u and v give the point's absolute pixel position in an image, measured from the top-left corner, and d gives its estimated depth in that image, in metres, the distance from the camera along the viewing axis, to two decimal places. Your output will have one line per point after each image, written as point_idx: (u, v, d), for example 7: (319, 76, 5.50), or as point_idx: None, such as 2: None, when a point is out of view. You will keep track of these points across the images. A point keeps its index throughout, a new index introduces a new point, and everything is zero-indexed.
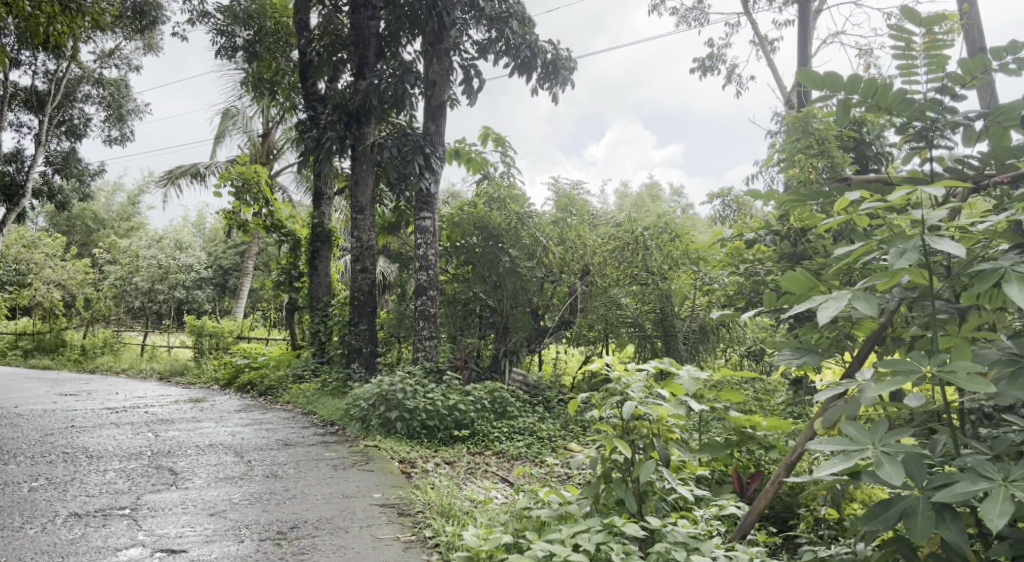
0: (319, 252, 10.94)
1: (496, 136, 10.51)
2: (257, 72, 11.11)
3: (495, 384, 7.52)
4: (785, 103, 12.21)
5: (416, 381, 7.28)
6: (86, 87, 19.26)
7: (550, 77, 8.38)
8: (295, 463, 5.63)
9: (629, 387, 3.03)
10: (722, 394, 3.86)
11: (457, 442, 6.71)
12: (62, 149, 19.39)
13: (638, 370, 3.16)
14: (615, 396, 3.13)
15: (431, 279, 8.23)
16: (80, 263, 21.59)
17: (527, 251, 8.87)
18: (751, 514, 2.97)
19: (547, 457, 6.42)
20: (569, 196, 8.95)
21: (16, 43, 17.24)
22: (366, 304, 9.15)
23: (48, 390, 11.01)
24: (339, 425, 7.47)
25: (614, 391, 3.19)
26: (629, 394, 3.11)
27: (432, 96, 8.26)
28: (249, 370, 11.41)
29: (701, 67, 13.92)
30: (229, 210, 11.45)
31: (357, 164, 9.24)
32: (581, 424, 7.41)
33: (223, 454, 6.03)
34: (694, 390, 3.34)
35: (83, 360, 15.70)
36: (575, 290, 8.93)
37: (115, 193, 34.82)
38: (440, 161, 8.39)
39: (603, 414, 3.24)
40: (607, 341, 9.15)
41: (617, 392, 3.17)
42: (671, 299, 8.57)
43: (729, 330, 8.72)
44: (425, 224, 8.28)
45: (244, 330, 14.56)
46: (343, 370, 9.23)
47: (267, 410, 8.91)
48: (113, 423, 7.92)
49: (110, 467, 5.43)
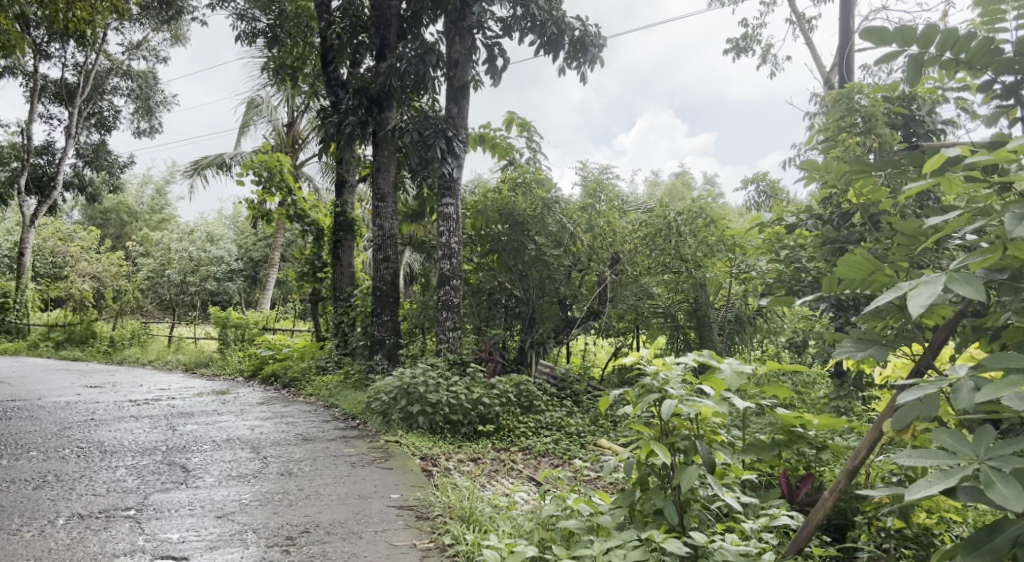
0: (342, 241, 10.73)
1: (520, 121, 10.17)
2: (279, 58, 10.91)
3: (520, 377, 7.21)
4: (824, 83, 11.66)
5: (439, 373, 7.01)
6: (115, 80, 19.25)
7: (578, 55, 8.01)
8: (312, 460, 5.39)
9: (669, 384, 2.69)
10: (768, 390, 3.51)
11: (481, 438, 6.45)
12: (92, 142, 19.52)
13: (677, 365, 2.83)
14: (651, 393, 2.79)
15: (454, 268, 7.94)
16: (112, 255, 21.78)
17: (554, 238, 8.51)
18: (808, 526, 2.62)
19: (575, 454, 6.11)
20: (598, 181, 8.58)
21: (45, 36, 17.34)
22: (390, 295, 8.92)
23: (75, 382, 11.00)
24: (361, 419, 7.23)
25: (650, 388, 2.85)
26: (667, 391, 2.77)
27: (453, 77, 7.95)
28: (273, 362, 11.27)
29: (735, 48, 13.37)
30: (253, 200, 11.31)
31: (378, 149, 8.96)
32: (611, 419, 7.08)
33: (239, 449, 5.83)
34: (740, 385, 3.00)
35: (112, 352, 15.75)
36: (604, 279, 8.58)
37: (146, 186, 35.16)
38: (463, 146, 8.08)
39: (636, 413, 2.91)
40: (638, 332, 8.80)
41: (653, 390, 2.83)
42: (705, 288, 8.19)
43: (767, 321, 8.32)
44: (448, 210, 7.99)
45: (269, 322, 14.47)
46: (366, 362, 9.00)
47: (289, 403, 8.72)
48: (133, 416, 7.78)
49: (121, 463, 5.26)
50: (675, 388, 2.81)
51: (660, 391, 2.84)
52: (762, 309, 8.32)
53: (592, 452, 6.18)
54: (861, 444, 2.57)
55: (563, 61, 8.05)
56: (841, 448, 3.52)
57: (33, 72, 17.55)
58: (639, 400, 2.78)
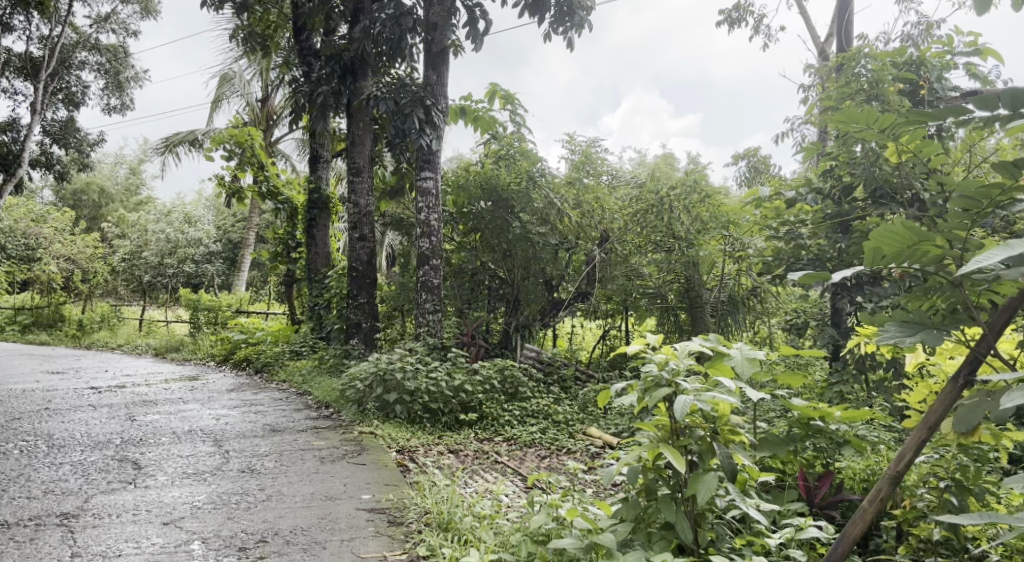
0: (317, 220, 10.23)
1: (504, 93, 9.67)
2: (249, 25, 10.29)
3: (505, 362, 6.80)
4: (819, 55, 11.25)
5: (418, 359, 6.56)
6: (83, 53, 18.43)
7: (565, 19, 7.51)
8: (278, 455, 4.93)
9: (684, 379, 2.31)
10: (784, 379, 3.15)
11: (463, 427, 6.06)
12: (59, 118, 18.71)
13: (691, 355, 2.45)
14: (660, 388, 2.40)
15: (434, 246, 7.48)
16: (85, 236, 21.06)
17: (540, 215, 8.05)
18: (844, 543, 2.23)
19: (564, 444, 5.75)
20: (586, 154, 8.12)
21: (7, 6, 16.50)
22: (366, 276, 8.46)
23: (36, 367, 10.45)
24: (334, 408, 6.78)
25: (658, 381, 2.45)
26: (681, 385, 2.38)
27: (432, 41, 7.42)
28: (246, 347, 10.79)
29: (727, 20, 12.89)
30: (222, 176, 10.75)
31: (351, 121, 8.44)
32: (600, 406, 6.71)
33: (200, 443, 5.35)
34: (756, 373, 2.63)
35: (80, 335, 15.12)
36: (593, 258, 8.15)
37: (120, 166, 34.14)
38: (443, 116, 7.58)
39: (639, 409, 2.52)
40: (626, 313, 8.41)
41: (662, 382, 2.44)
42: (698, 266, 7.82)
43: (761, 301, 7.98)
44: (426, 185, 7.51)
45: (243, 304, 13.94)
46: (342, 346, 8.55)
47: (261, 390, 8.28)
48: (92, 405, 7.26)
49: (65, 460, 4.77)
50: (689, 382, 2.43)
51: (670, 382, 2.45)
52: (755, 289, 7.97)
53: (581, 442, 5.82)
54: (907, 446, 2.18)
55: (549, 26, 7.56)
56: (864, 443, 3.17)
57: None
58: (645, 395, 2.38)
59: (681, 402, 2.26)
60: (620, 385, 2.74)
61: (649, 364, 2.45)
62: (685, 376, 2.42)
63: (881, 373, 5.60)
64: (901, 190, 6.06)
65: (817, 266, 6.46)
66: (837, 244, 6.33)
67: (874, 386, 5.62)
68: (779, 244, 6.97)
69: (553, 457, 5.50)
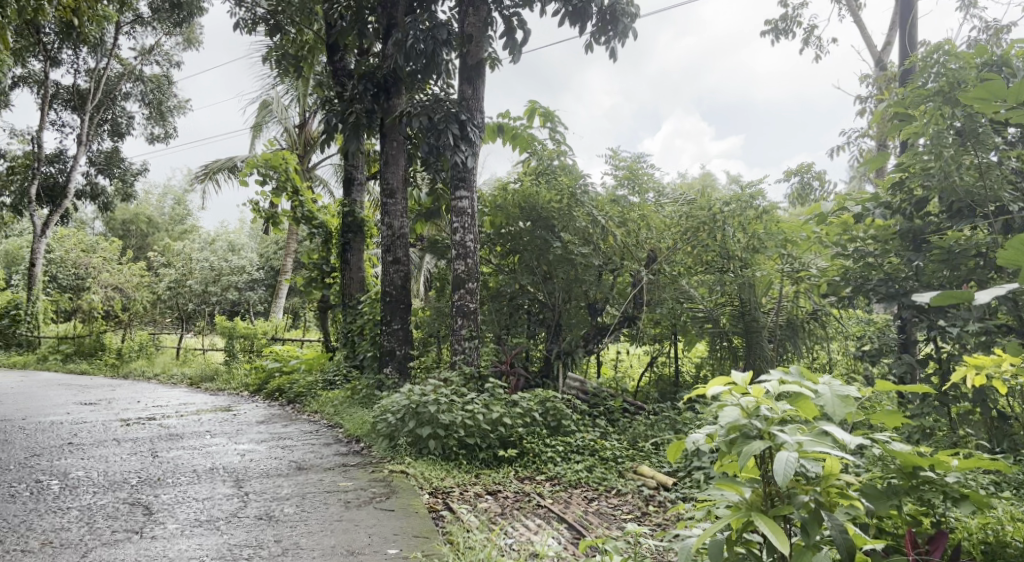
0: (350, 244, 9.96)
1: (543, 110, 9.27)
2: (282, 47, 10.16)
3: (546, 393, 6.33)
4: (876, 64, 10.65)
5: (453, 390, 6.10)
6: (128, 85, 18.73)
7: (608, 27, 7.10)
8: (301, 498, 4.51)
9: (782, 435, 2.13)
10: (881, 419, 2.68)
11: (503, 465, 5.59)
12: (104, 150, 19.01)
13: (787, 404, 2.26)
14: (750, 441, 2.22)
15: (470, 269, 7.07)
16: (132, 265, 21.38)
17: (582, 234, 7.53)
18: None
19: (613, 485, 5.25)
20: (632, 170, 7.64)
21: (57, 40, 16.90)
22: (400, 301, 8.08)
23: (70, 398, 10.31)
24: (365, 442, 6.39)
25: (748, 431, 2.26)
26: (777, 438, 2.19)
27: (468, 54, 7.07)
28: (280, 376, 10.52)
29: (774, 31, 12.34)
30: (257, 201, 10.60)
31: (385, 139, 8.14)
32: (651, 441, 6.17)
33: (219, 483, 4.96)
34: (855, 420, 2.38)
35: (119, 364, 15.11)
36: (639, 279, 7.62)
37: (166, 197, 34.79)
38: (479, 131, 7.19)
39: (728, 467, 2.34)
40: (675, 338, 7.88)
41: (752, 432, 2.26)
42: (753, 288, 7.30)
43: (822, 325, 7.41)
44: (462, 205, 7.13)
45: (279, 331, 13.72)
46: (375, 374, 8.17)
47: (291, 422, 7.93)
48: (116, 439, 6.97)
49: (73, 504, 4.42)
50: (784, 431, 2.24)
51: (761, 431, 2.27)
52: (816, 312, 7.37)
53: (632, 482, 5.30)
54: None
55: (591, 35, 7.15)
56: (987, 498, 2.64)
57: (44, 78, 17.10)
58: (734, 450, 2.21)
59: (782, 463, 2.09)
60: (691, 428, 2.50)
61: (736, 411, 2.25)
62: (779, 425, 2.24)
63: (968, 404, 4.98)
64: (985, 201, 5.47)
65: (890, 287, 5.85)
66: (913, 262, 5.74)
67: (961, 421, 5.00)
68: (846, 263, 6.37)
69: (601, 499, 5.00)
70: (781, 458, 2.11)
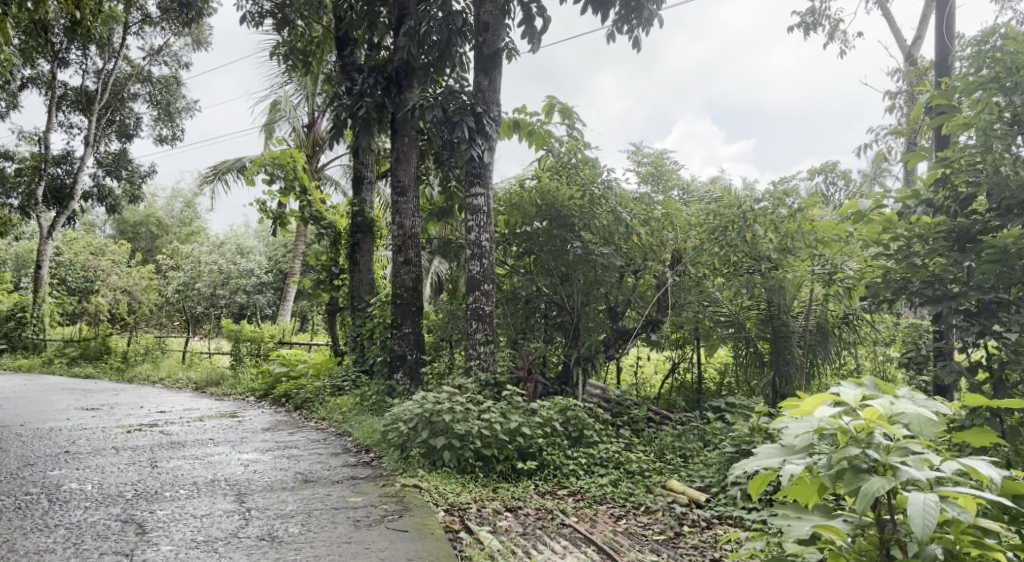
0: (360, 245, 9.65)
1: (562, 107, 8.93)
2: (291, 41, 9.87)
3: (566, 402, 5.96)
4: (906, 59, 10.28)
5: (468, 398, 5.73)
6: (136, 85, 18.49)
7: (631, 16, 6.77)
8: (306, 516, 4.16)
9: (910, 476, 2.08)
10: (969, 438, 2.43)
11: (522, 478, 5.23)
12: (112, 151, 18.78)
13: (904, 432, 2.21)
14: (865, 475, 2.19)
15: (485, 270, 6.73)
16: (141, 267, 21.16)
17: (603, 233, 7.13)
18: None
19: (641, 501, 4.90)
20: (656, 166, 7.26)
21: (64, 40, 16.68)
22: (411, 303, 7.75)
23: (71, 403, 10.03)
24: (375, 452, 6.05)
25: (860, 463, 2.23)
26: (900, 475, 2.15)
27: (484, 44, 6.72)
28: (287, 380, 10.21)
29: (801, 26, 11.98)
30: (264, 201, 10.30)
31: (396, 135, 7.82)
32: (680, 453, 5.79)
33: (219, 498, 4.61)
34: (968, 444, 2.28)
35: (124, 368, 14.84)
36: (664, 281, 7.27)
37: (176, 199, 34.53)
38: (495, 125, 6.83)
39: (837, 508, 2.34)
40: (698, 343, 7.51)
41: (865, 464, 2.23)
42: (782, 291, 6.98)
43: (853, 330, 7.12)
44: (477, 202, 6.79)
45: (286, 334, 13.40)
46: (386, 380, 7.85)
47: (298, 429, 7.61)
48: (114, 447, 6.64)
49: (60, 520, 4.09)
50: (906, 465, 2.19)
51: (875, 463, 2.24)
52: (848, 316, 7.06)
53: (661, 498, 4.94)
54: None
55: (614, 24, 6.82)
56: None
57: (51, 79, 16.89)
58: (849, 485, 2.18)
59: (917, 506, 2.03)
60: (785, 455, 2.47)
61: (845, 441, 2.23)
62: (897, 456, 2.20)
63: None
64: None
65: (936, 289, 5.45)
66: (961, 263, 5.36)
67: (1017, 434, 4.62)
68: (887, 264, 5.97)
69: (629, 518, 4.65)
70: (917, 502, 2.06)
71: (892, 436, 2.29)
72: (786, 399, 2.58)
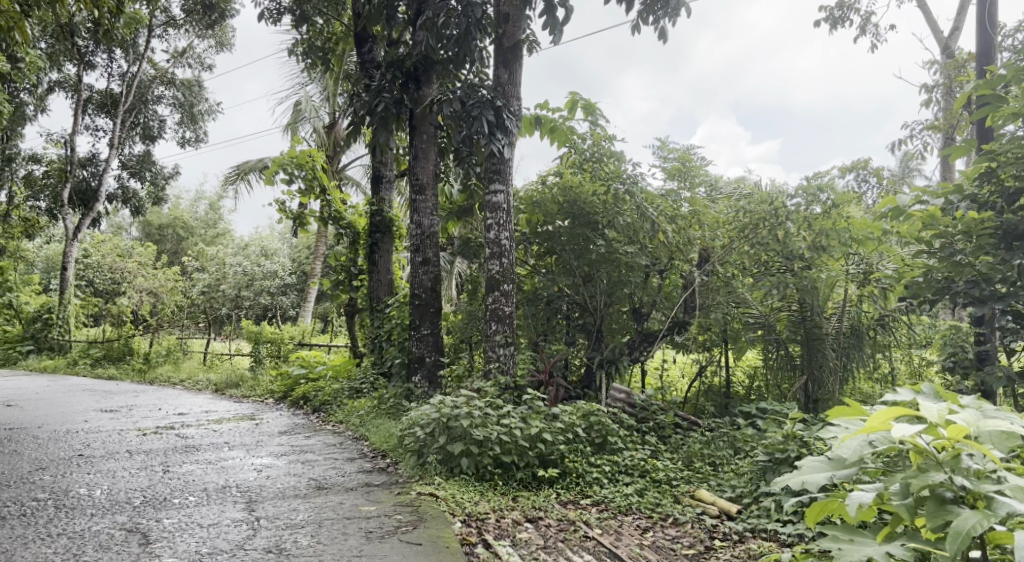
0: (379, 245, 9.49)
1: (585, 103, 8.69)
2: (309, 38, 9.75)
3: (589, 407, 5.72)
4: (943, 51, 9.89)
5: (487, 402, 5.51)
6: (159, 88, 18.55)
7: (657, 7, 6.53)
8: (317, 527, 3.98)
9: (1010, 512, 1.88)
10: None
11: (543, 487, 5.00)
12: (136, 153, 18.88)
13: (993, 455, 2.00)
14: (952, 507, 1.98)
15: (506, 270, 6.51)
16: (165, 269, 21.28)
17: (628, 231, 6.89)
18: None
19: (668, 512, 4.65)
20: (682, 162, 6.98)
21: (90, 44, 16.78)
22: (430, 304, 7.55)
23: (91, 404, 10.00)
24: (392, 458, 5.86)
25: (944, 492, 2.03)
26: (993, 508, 1.94)
27: (504, 35, 6.51)
28: (306, 382, 10.08)
29: (830, 19, 11.61)
30: (283, 201, 10.19)
31: (414, 132, 7.64)
32: (708, 461, 5.53)
33: (229, 506, 4.45)
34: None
35: (146, 369, 14.86)
36: (691, 281, 7.01)
37: (200, 201, 34.78)
38: (515, 119, 6.62)
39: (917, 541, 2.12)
40: (726, 346, 7.23)
41: (949, 493, 2.02)
42: (816, 291, 6.67)
43: (888, 332, 6.80)
44: (497, 199, 6.58)
45: (306, 335, 13.30)
46: (404, 383, 7.67)
47: (315, 433, 7.45)
48: (129, 451, 6.53)
49: (64, 529, 3.95)
50: (1000, 494, 1.98)
51: (962, 492, 2.02)
52: (883, 318, 6.75)
53: (690, 509, 4.68)
54: None
55: (638, 15, 6.58)
56: None
57: (77, 82, 17.01)
58: (936, 520, 1.97)
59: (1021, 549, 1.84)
60: (838, 473, 2.25)
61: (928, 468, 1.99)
62: (990, 483, 2.00)
63: None
64: None
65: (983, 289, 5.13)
66: (1011, 262, 5.03)
67: None
68: (928, 262, 5.65)
69: (656, 530, 4.40)
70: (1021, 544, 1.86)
71: (976, 457, 2.07)
72: (835, 406, 2.32)
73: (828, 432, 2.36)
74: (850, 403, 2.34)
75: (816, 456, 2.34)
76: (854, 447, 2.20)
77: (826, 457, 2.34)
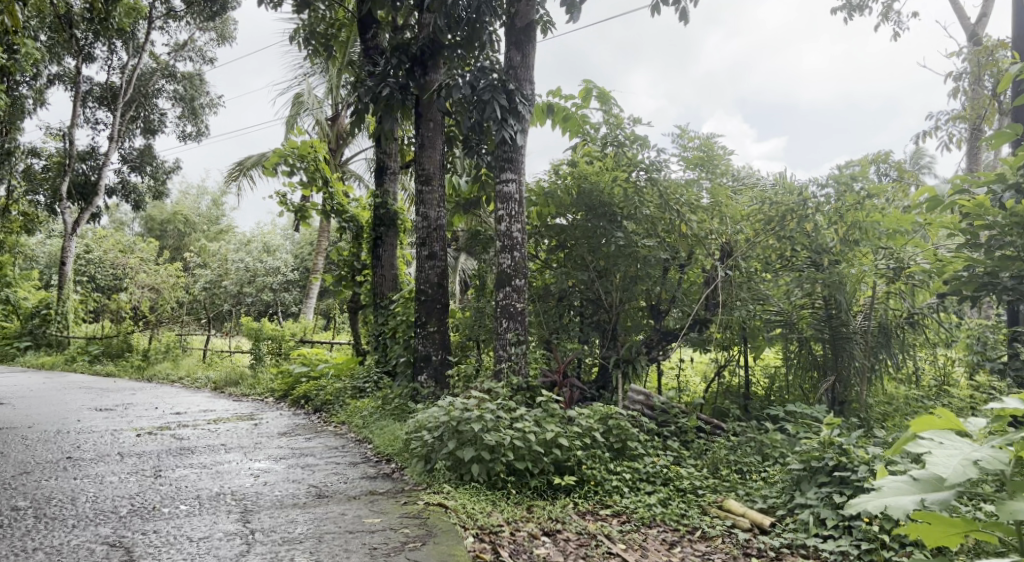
0: (383, 239, 9.14)
1: (598, 91, 8.32)
2: (311, 25, 9.41)
3: (607, 410, 5.36)
4: (969, 39, 9.51)
5: (499, 404, 5.16)
6: (161, 81, 18.22)
7: None
8: (316, 543, 3.64)
9: None
10: None
11: (558, 496, 4.66)
12: (136, 147, 18.54)
13: None
14: None
15: (517, 264, 6.14)
16: (166, 265, 20.97)
17: (647, 224, 6.57)
18: None
19: (696, 524, 4.31)
20: (704, 151, 6.60)
21: (89, 35, 16.44)
22: (436, 300, 7.20)
23: (87, 403, 9.68)
24: (397, 463, 5.53)
25: None
26: None
27: (517, 15, 6.16)
28: (307, 381, 9.76)
29: (848, 7, 11.22)
30: (283, 193, 9.85)
31: (420, 120, 7.30)
32: (735, 468, 5.20)
33: (222, 516, 4.12)
34: None
35: (145, 367, 14.56)
36: (712, 278, 6.64)
37: (202, 197, 34.44)
38: (528, 104, 6.26)
39: None
40: (748, 346, 6.86)
41: None
42: (843, 286, 6.25)
43: (920, 332, 6.44)
44: (508, 189, 6.23)
45: (309, 333, 12.98)
46: (409, 383, 7.33)
47: (316, 435, 7.11)
48: (120, 453, 6.20)
49: (40, 543, 3.62)
50: None
51: None
52: (913, 316, 6.36)
53: (719, 521, 4.34)
54: None
55: None
56: None
57: (76, 74, 16.68)
58: None
59: None
60: (929, 497, 1.89)
61: None
62: None
63: None
64: None
65: None
66: None
67: None
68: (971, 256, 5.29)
69: (684, 545, 4.06)
70: None
71: None
72: (921, 417, 1.99)
73: (915, 446, 2.01)
74: (939, 413, 1.99)
75: (897, 476, 1.99)
76: (961, 469, 1.85)
77: (909, 477, 1.98)
